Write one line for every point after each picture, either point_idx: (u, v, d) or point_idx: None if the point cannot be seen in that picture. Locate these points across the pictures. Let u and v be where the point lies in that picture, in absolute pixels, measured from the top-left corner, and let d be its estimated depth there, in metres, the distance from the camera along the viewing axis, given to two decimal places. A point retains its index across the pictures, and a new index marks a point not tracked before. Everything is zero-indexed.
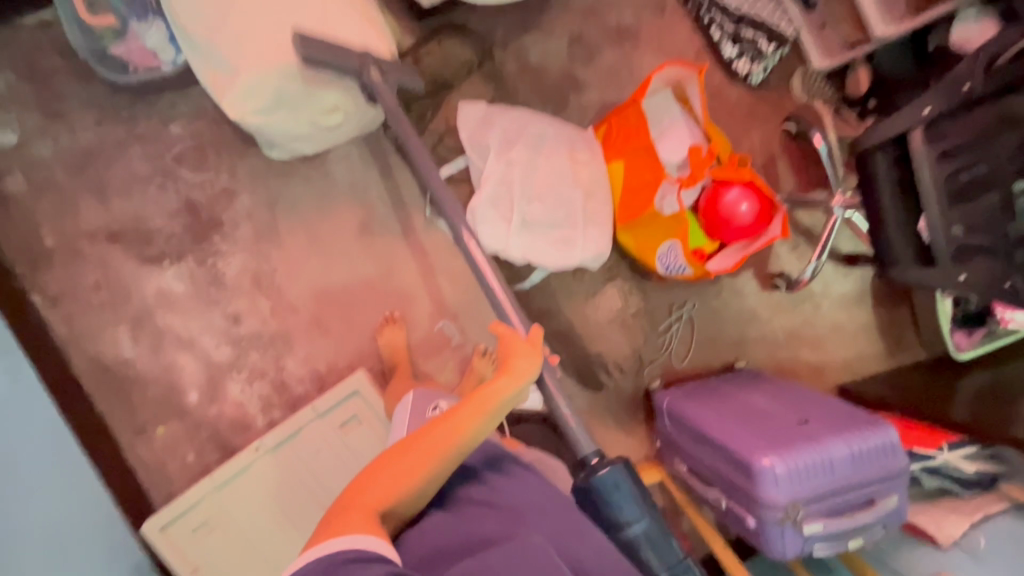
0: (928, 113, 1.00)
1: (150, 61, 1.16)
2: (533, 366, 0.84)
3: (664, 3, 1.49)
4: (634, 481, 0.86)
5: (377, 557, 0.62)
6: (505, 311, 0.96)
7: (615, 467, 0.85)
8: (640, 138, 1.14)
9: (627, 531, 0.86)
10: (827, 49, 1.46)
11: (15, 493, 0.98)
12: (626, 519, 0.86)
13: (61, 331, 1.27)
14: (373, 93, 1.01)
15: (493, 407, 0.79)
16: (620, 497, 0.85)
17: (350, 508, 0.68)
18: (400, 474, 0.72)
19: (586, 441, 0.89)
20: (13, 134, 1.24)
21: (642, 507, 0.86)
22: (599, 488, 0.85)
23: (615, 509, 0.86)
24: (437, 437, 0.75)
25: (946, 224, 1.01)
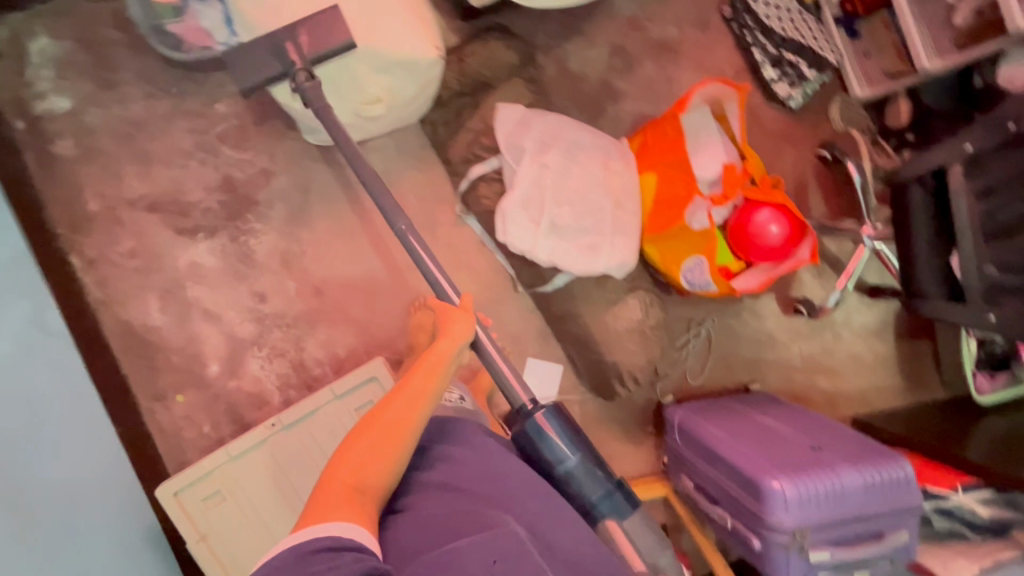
0: (969, 150, 0.99)
1: (204, 40, 1.17)
2: (468, 326, 0.95)
3: (707, 21, 1.50)
4: (563, 421, 0.92)
5: (350, 545, 0.65)
6: (437, 280, 1.03)
7: (546, 412, 0.92)
8: (674, 152, 1.15)
9: (561, 471, 0.92)
10: (868, 78, 1.49)
11: (39, 449, 1.02)
12: (556, 459, 0.92)
13: (94, 294, 1.31)
14: (303, 95, 1.03)
15: (439, 371, 0.89)
16: (550, 437, 0.92)
17: (325, 498, 0.72)
18: (367, 457, 0.77)
19: (522, 390, 0.95)
20: (67, 100, 1.28)
21: (567, 444, 0.92)
22: (529, 433, 0.92)
23: (547, 450, 0.92)
24: (399, 411, 0.82)
25: (978, 261, 1.01)
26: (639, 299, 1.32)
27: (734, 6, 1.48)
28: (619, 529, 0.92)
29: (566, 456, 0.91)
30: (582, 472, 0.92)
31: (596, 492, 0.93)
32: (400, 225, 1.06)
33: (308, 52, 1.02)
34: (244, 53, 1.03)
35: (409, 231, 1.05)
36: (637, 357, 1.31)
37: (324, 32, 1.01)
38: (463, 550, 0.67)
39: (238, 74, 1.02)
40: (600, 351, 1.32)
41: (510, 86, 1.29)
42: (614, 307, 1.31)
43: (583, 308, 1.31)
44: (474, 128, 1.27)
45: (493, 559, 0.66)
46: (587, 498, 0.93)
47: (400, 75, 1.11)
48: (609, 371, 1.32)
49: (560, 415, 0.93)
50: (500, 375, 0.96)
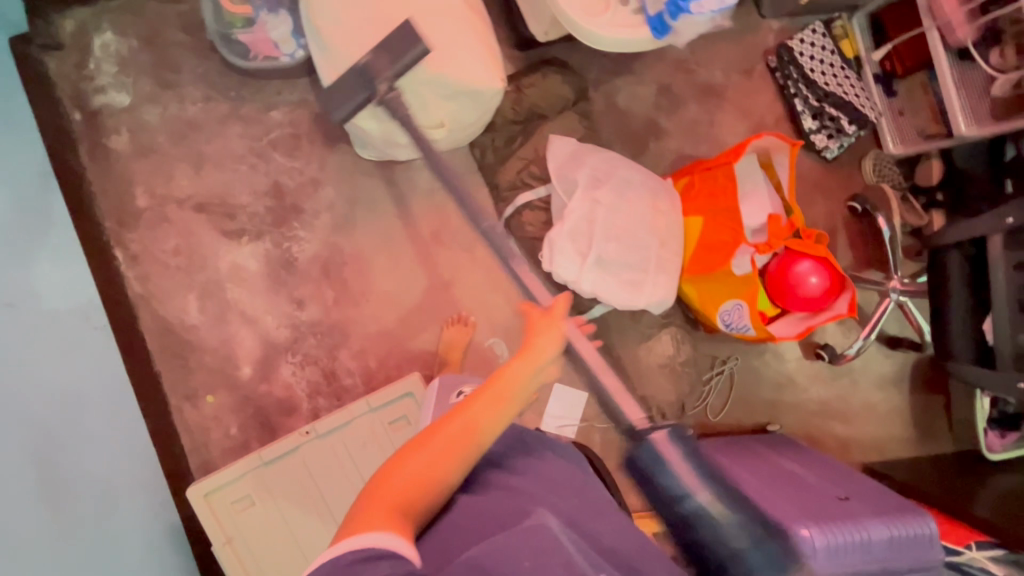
0: (1011, 223, 1.04)
1: (271, 51, 1.23)
2: (555, 345, 0.88)
3: (752, 69, 1.55)
4: (679, 447, 0.80)
5: (391, 551, 0.56)
6: (531, 290, 1.03)
7: (663, 433, 0.82)
8: (725, 198, 1.17)
9: (689, 510, 0.76)
10: (902, 137, 1.54)
11: (83, 442, 1.05)
12: (680, 491, 0.77)
13: (135, 289, 1.31)
14: (392, 105, 1.06)
15: (515, 389, 0.78)
16: (666, 465, 0.79)
17: (370, 506, 0.62)
18: (425, 470, 0.66)
19: (633, 412, 0.91)
20: (126, 96, 1.30)
21: (693, 474, 0.78)
22: (642, 458, 0.81)
23: (669, 482, 0.78)
24: (465, 425, 0.71)
25: (1011, 330, 1.05)
26: (672, 334, 1.36)
27: (779, 56, 1.52)
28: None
29: (688, 489, 0.77)
30: (715, 512, 0.75)
31: (737, 544, 0.73)
32: (485, 227, 1.07)
33: (386, 69, 1.03)
34: (333, 86, 1.05)
35: (495, 231, 1.06)
36: (666, 392, 1.34)
37: (400, 46, 1.03)
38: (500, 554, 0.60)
39: (328, 106, 1.05)
40: (632, 384, 1.34)
41: (562, 120, 1.33)
42: (648, 341, 1.35)
43: (617, 340, 1.35)
44: (525, 158, 1.30)
45: (525, 561, 0.60)
46: (725, 551, 0.74)
47: (464, 102, 1.14)
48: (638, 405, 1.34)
49: (680, 439, 0.81)
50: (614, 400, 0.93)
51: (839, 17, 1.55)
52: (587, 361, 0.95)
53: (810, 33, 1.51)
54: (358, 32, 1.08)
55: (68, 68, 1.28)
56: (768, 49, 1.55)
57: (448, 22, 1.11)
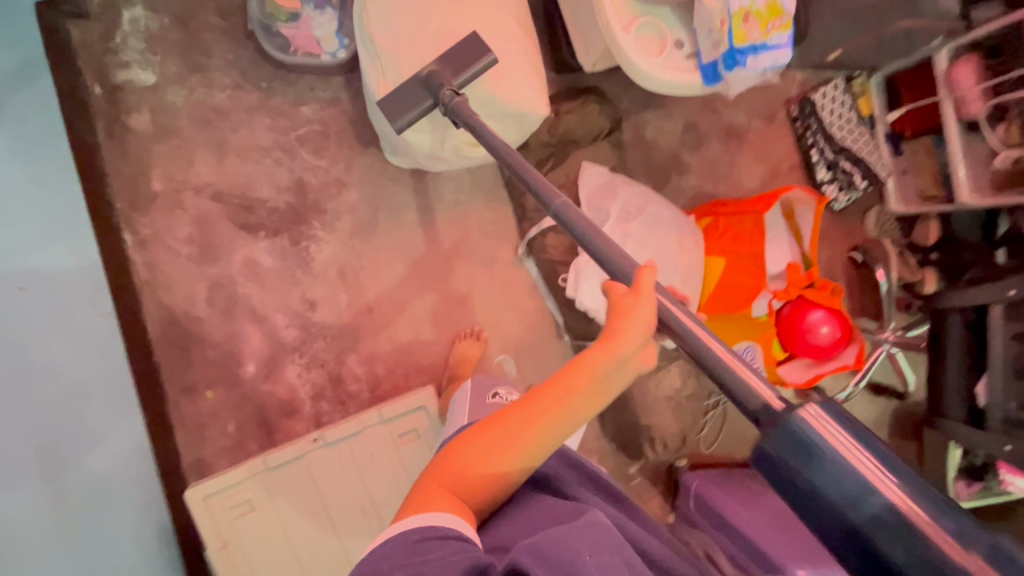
0: (1012, 295, 1.12)
1: (313, 48, 1.25)
2: (642, 330, 0.68)
3: (774, 115, 1.60)
4: (833, 420, 0.46)
5: (454, 535, 0.61)
6: (609, 257, 0.77)
7: (816, 408, 0.47)
8: (749, 244, 1.23)
9: (881, 538, 0.42)
10: (904, 195, 1.60)
11: (88, 437, 1.01)
12: (858, 505, 0.43)
13: (141, 275, 1.26)
14: (453, 109, 1.00)
15: (584, 386, 0.70)
16: (819, 457, 0.45)
17: (434, 486, 0.69)
18: (479, 461, 0.70)
19: (764, 386, 0.53)
20: (152, 75, 1.25)
21: (883, 476, 0.43)
22: (779, 455, 0.47)
23: (837, 494, 0.44)
24: (522, 421, 0.70)
25: (1005, 397, 1.14)
26: (680, 367, 1.40)
27: (802, 107, 1.58)
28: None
29: (859, 495, 0.43)
30: (933, 541, 0.41)
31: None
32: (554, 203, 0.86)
33: (449, 79, 1.04)
34: (393, 95, 1.06)
35: (567, 208, 0.85)
36: (669, 424, 1.40)
37: (462, 58, 1.05)
38: (562, 537, 0.57)
39: (388, 114, 1.05)
40: (636, 413, 1.39)
41: (595, 149, 1.35)
42: (656, 373, 1.39)
43: None
44: (557, 181, 1.30)
45: (586, 552, 0.55)
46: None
47: (508, 124, 1.15)
48: (641, 433, 1.40)
49: (845, 416, 0.46)
50: (734, 382, 0.55)
51: (858, 74, 1.57)
52: (688, 337, 0.62)
53: (831, 88, 1.54)
54: (416, 41, 1.09)
55: (92, 39, 1.22)
56: (790, 99, 1.61)
57: (510, 38, 1.13)
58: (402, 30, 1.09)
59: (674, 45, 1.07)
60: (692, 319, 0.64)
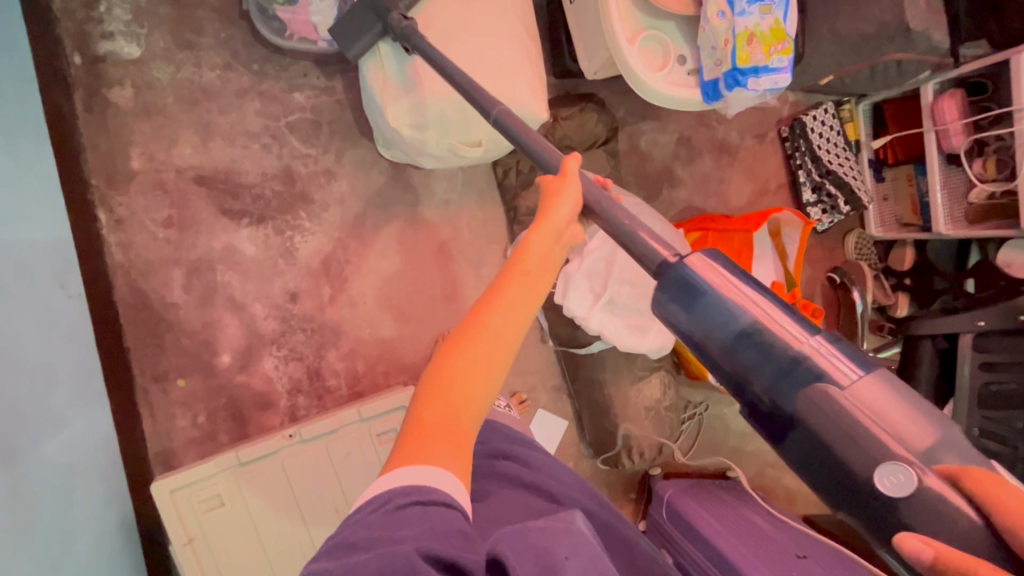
0: (982, 325, 1.22)
1: (309, 33, 1.20)
2: (571, 207, 0.74)
3: (765, 134, 1.63)
4: (706, 265, 0.59)
5: (434, 503, 0.56)
6: (538, 150, 0.82)
7: (701, 258, 0.60)
8: (737, 262, 1.25)
9: (740, 346, 0.55)
10: (883, 220, 1.67)
11: (55, 424, 0.96)
12: (726, 327, 0.55)
13: (115, 256, 1.21)
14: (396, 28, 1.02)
15: (541, 266, 0.73)
16: (699, 293, 0.58)
17: (420, 432, 0.63)
18: (462, 378, 0.66)
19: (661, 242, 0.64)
20: (137, 48, 1.20)
21: (744, 298, 0.56)
22: (669, 300, 0.60)
23: (712, 322, 0.56)
24: (495, 325, 0.68)
25: (968, 422, 1.24)
26: (660, 378, 1.42)
27: (792, 128, 1.60)
28: (907, 464, 0.47)
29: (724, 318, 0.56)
30: (777, 338, 0.53)
31: (837, 381, 0.51)
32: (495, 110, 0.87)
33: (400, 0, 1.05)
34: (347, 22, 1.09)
35: (507, 114, 0.86)
36: (647, 435, 1.39)
37: None
38: (542, 534, 0.56)
39: (342, 40, 1.09)
40: (616, 422, 1.39)
41: (590, 156, 1.35)
42: (638, 383, 1.40)
43: (609, 378, 1.39)
44: None
45: (566, 555, 0.55)
46: (797, 391, 0.51)
47: None
48: (620, 441, 1.40)
49: (722, 260, 0.59)
50: (641, 244, 0.65)
51: (847, 101, 1.62)
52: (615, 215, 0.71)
53: (821, 112, 1.59)
54: None
55: (74, 6, 1.16)
56: (782, 119, 1.64)
57: (509, 27, 1.12)
58: None
59: (676, 60, 1.07)
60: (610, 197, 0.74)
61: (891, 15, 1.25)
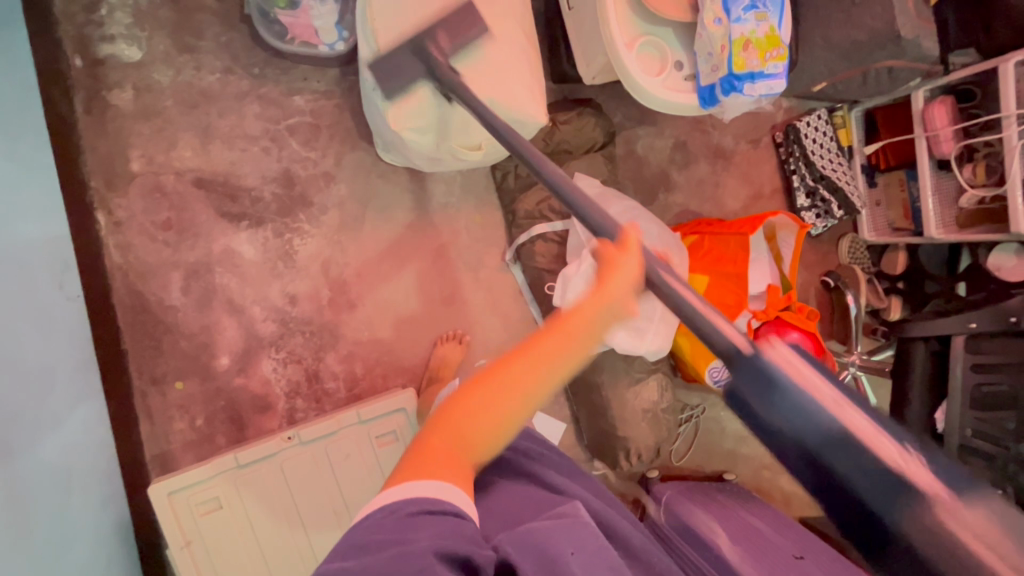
0: (973, 328, 1.24)
1: (310, 38, 1.21)
2: (631, 279, 0.73)
3: (759, 139, 1.65)
4: (788, 359, 0.56)
5: (442, 508, 0.58)
6: (599, 221, 0.84)
7: (780, 347, 0.58)
8: (733, 265, 1.27)
9: (827, 448, 0.50)
10: (875, 224, 1.69)
11: (53, 426, 0.95)
12: (809, 423, 0.51)
13: (113, 258, 1.21)
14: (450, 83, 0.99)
15: (587, 331, 0.70)
16: (778, 385, 0.55)
17: (428, 448, 0.65)
18: (475, 413, 0.66)
19: (734, 330, 0.64)
20: (137, 51, 1.20)
21: (829, 394, 0.52)
22: (743, 388, 0.57)
23: (793, 414, 0.52)
24: (519, 372, 0.67)
25: (961, 424, 1.25)
26: (658, 381, 1.43)
27: (786, 134, 1.63)
28: None
29: (807, 414, 0.52)
30: (871, 444, 0.48)
31: (943, 502, 0.45)
32: (546, 172, 0.90)
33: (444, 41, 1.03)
34: (387, 57, 1.02)
35: (561, 178, 0.89)
36: (645, 437, 1.40)
37: (457, 25, 1.02)
38: (547, 531, 0.58)
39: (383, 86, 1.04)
40: (613, 424, 1.39)
41: (587, 160, 1.37)
42: (635, 385, 1.40)
43: (607, 380, 1.39)
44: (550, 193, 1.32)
45: (570, 550, 0.57)
46: (897, 508, 0.46)
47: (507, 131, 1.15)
48: (617, 444, 1.40)
49: (802, 354, 0.57)
50: (713, 330, 0.66)
51: (840, 107, 1.64)
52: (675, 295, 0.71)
53: (815, 118, 1.61)
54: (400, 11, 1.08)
55: (75, 9, 1.17)
56: (776, 124, 1.66)
57: (512, 32, 1.14)
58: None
59: (673, 66, 1.09)
60: (680, 283, 0.73)
61: (882, 22, 1.27)
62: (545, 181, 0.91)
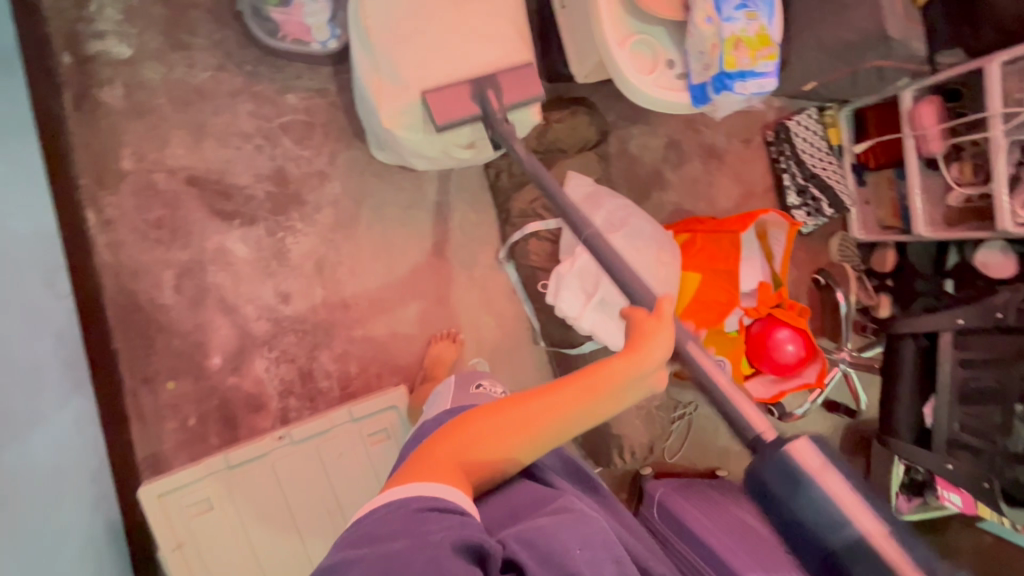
0: (961, 324, 1.27)
1: (303, 35, 1.22)
2: (662, 350, 0.71)
3: (751, 139, 1.67)
4: (813, 457, 0.51)
5: (451, 506, 0.58)
6: (634, 285, 0.81)
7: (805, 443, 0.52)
8: (726, 262, 1.28)
9: (850, 559, 0.48)
10: (865, 223, 1.70)
11: (42, 426, 0.94)
12: (831, 534, 0.49)
13: (105, 257, 1.20)
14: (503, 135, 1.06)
15: (604, 391, 0.70)
16: (803, 488, 0.50)
17: (430, 455, 0.65)
18: (482, 437, 0.67)
19: (757, 416, 0.58)
20: (128, 48, 1.20)
21: (856, 509, 0.48)
22: (768, 481, 0.52)
23: (816, 518, 0.50)
24: (531, 412, 0.68)
25: (949, 419, 1.27)
26: None
27: (777, 133, 1.65)
28: None
29: (830, 523, 0.49)
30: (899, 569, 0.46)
31: None
32: (586, 232, 0.90)
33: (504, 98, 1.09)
34: (444, 91, 1.07)
35: (598, 238, 0.88)
36: (639, 433, 1.41)
37: (521, 82, 1.11)
38: (556, 528, 0.58)
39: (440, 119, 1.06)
40: (608, 422, 1.40)
41: (580, 158, 1.37)
42: None
43: None
44: None
45: (577, 547, 0.57)
46: None
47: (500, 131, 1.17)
48: (611, 441, 1.41)
49: (830, 452, 0.52)
50: (732, 411, 0.60)
51: (830, 106, 1.65)
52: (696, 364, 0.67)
53: (805, 117, 1.64)
54: (431, 48, 1.09)
55: (66, 5, 1.16)
56: (767, 124, 1.67)
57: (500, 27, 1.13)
58: (426, 38, 1.08)
59: (665, 64, 1.10)
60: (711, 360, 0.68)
61: (872, 24, 1.29)
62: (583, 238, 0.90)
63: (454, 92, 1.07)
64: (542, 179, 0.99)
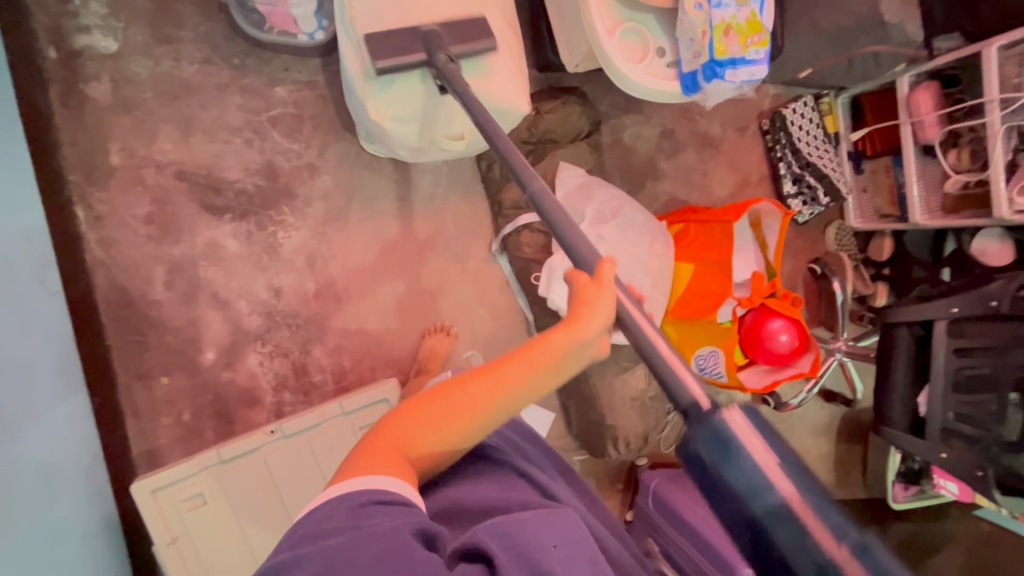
0: (955, 312, 1.25)
1: (289, 27, 1.20)
2: (603, 318, 0.67)
3: (746, 127, 1.65)
4: (743, 427, 0.48)
5: (397, 499, 0.58)
6: (576, 245, 0.76)
7: (737, 413, 0.49)
8: (718, 253, 1.29)
9: (771, 527, 0.45)
10: (861, 211, 1.69)
11: (36, 420, 0.95)
12: (752, 498, 0.46)
13: (95, 253, 1.20)
14: (447, 70, 0.99)
15: (543, 365, 0.67)
16: (731, 453, 0.48)
17: (376, 443, 0.64)
18: (423, 423, 0.65)
19: (696, 385, 0.55)
20: (113, 42, 1.19)
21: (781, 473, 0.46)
22: (698, 448, 0.49)
23: (739, 486, 0.47)
24: (472, 394, 0.66)
25: (943, 407, 1.27)
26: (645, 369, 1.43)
27: (773, 121, 1.62)
28: None
29: (755, 489, 0.46)
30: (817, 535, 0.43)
31: None
32: (532, 189, 0.83)
33: (451, 45, 1.04)
34: (388, 34, 1.03)
35: (544, 195, 0.82)
36: (634, 425, 1.41)
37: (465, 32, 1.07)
38: (533, 522, 0.58)
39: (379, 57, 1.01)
40: (602, 413, 1.40)
41: (573, 148, 1.36)
42: (623, 373, 1.40)
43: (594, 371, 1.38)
44: None
45: (552, 542, 0.57)
46: None
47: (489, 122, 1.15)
48: (606, 433, 1.41)
49: (760, 420, 0.49)
50: (671, 380, 0.57)
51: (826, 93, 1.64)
52: (638, 332, 0.63)
53: (801, 104, 1.60)
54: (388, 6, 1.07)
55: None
56: (763, 112, 1.65)
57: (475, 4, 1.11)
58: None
59: (655, 53, 1.08)
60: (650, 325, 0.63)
61: (866, 8, 1.26)
62: (527, 197, 0.84)
63: (401, 38, 1.03)
64: (490, 132, 0.91)
